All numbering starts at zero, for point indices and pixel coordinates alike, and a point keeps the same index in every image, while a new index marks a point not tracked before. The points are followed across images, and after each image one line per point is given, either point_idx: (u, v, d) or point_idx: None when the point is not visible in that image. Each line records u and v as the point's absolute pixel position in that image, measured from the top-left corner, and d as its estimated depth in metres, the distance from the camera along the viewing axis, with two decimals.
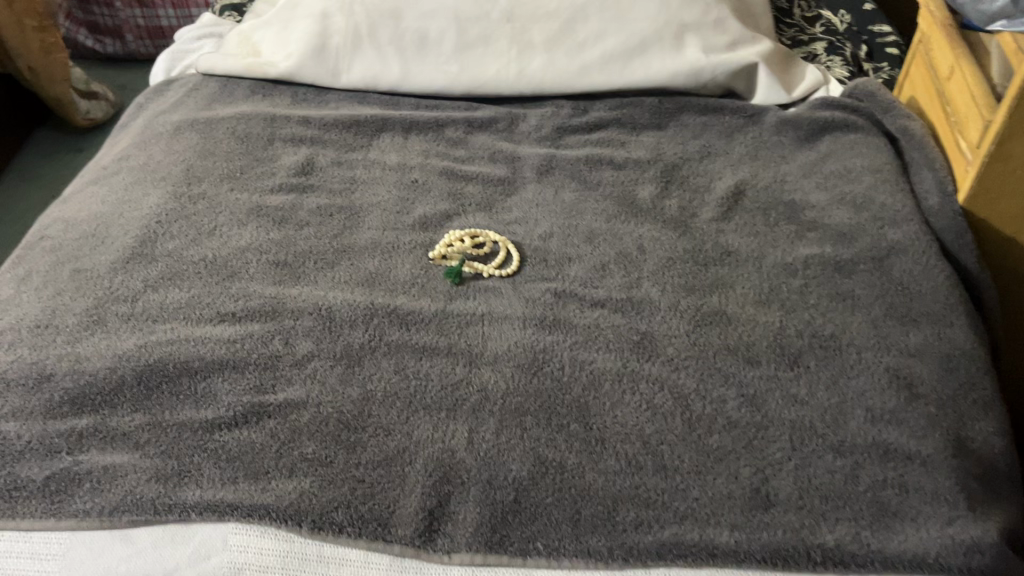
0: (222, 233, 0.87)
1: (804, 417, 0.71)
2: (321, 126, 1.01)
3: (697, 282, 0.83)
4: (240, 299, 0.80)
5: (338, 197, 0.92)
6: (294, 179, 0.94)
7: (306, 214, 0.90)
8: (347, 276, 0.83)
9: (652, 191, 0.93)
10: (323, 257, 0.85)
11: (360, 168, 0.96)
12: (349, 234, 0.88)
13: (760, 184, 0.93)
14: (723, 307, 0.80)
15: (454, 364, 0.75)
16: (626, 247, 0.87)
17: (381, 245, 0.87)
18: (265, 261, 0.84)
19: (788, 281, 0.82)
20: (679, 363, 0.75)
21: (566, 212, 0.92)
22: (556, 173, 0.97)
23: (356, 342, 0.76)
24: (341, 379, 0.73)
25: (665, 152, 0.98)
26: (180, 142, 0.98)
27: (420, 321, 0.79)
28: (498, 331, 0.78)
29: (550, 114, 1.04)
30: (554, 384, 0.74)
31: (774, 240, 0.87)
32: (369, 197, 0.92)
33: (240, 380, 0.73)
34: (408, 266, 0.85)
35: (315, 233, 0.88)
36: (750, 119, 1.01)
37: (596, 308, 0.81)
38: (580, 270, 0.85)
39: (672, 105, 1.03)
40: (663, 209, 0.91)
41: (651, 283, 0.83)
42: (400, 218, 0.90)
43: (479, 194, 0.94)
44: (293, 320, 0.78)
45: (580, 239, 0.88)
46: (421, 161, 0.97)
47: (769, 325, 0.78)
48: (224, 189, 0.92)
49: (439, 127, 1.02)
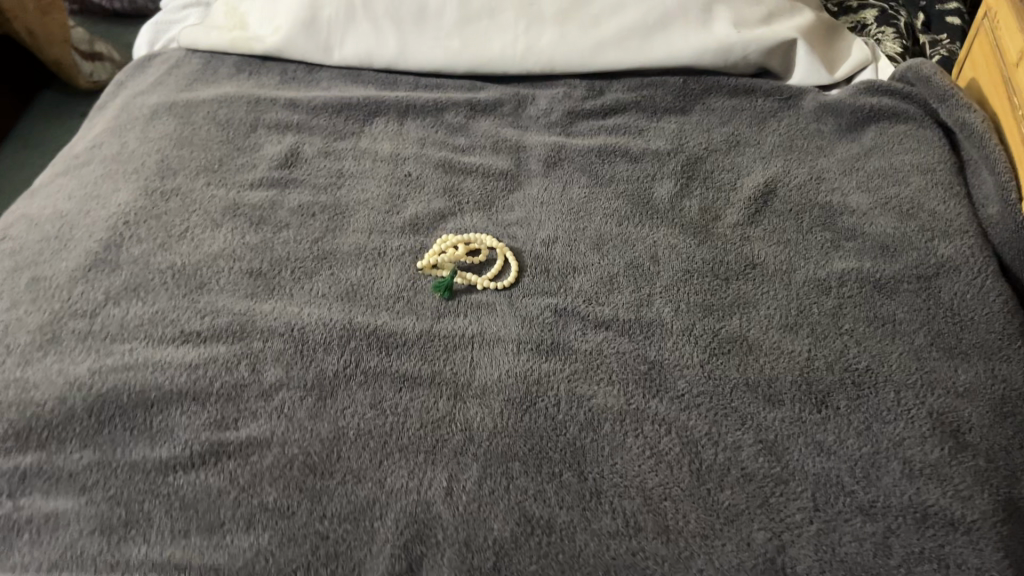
0: (194, 236, 0.79)
1: (831, 470, 0.62)
2: (309, 109, 0.92)
3: (716, 301, 0.73)
4: (207, 315, 0.72)
5: (323, 194, 0.84)
6: (276, 173, 0.86)
7: (286, 214, 0.82)
8: (326, 289, 0.75)
9: (671, 189, 0.83)
10: (301, 266, 0.77)
11: (349, 158, 0.87)
12: (332, 237, 0.80)
13: (793, 182, 0.83)
14: (744, 332, 0.71)
15: (437, 397, 0.67)
16: (637, 256, 0.78)
17: (365, 251, 0.78)
18: (238, 271, 0.76)
19: (820, 301, 0.73)
20: (690, 401, 0.66)
21: (574, 213, 0.83)
22: (564, 165, 0.87)
23: (329, 369, 0.69)
24: (310, 414, 0.66)
25: (688, 143, 0.88)
26: (156, 130, 0.90)
27: (403, 344, 0.71)
28: (488, 357, 0.70)
29: (560, 96, 0.93)
30: (547, 423, 0.66)
31: (806, 251, 0.77)
32: (356, 194, 0.84)
33: (201, 414, 0.66)
34: (394, 277, 0.76)
35: (295, 236, 0.80)
36: (786, 106, 0.90)
37: (599, 330, 0.72)
38: (585, 283, 0.76)
39: (698, 86, 0.92)
40: (682, 210, 0.81)
41: (663, 301, 0.74)
42: (389, 218, 0.82)
43: (477, 190, 0.85)
44: (263, 341, 0.70)
45: (587, 245, 0.79)
46: (417, 152, 0.88)
47: (795, 356, 0.69)
48: (200, 184, 0.85)
49: (438, 110, 0.92)
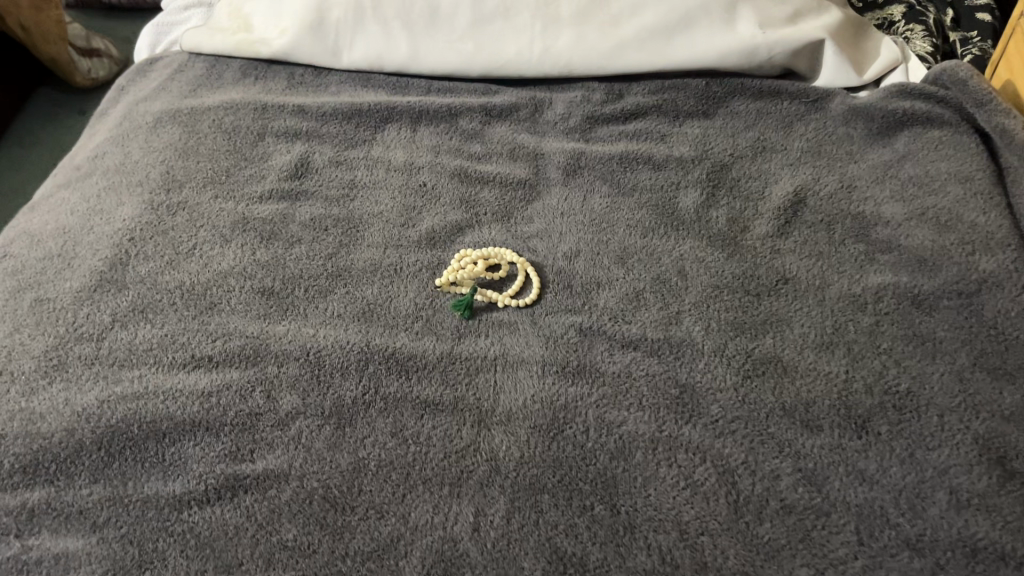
0: (202, 253, 0.77)
1: (874, 501, 0.59)
2: (318, 116, 0.89)
3: (748, 318, 0.70)
4: (219, 338, 0.70)
5: (335, 207, 0.81)
6: (286, 185, 0.83)
7: (298, 228, 0.79)
8: (341, 309, 0.72)
9: (697, 198, 0.80)
10: (315, 284, 0.74)
11: (362, 168, 0.84)
12: (346, 253, 0.77)
13: (823, 191, 0.80)
14: (778, 352, 0.68)
15: (461, 425, 0.65)
16: (664, 271, 0.75)
17: (381, 267, 0.76)
18: (249, 290, 0.74)
19: (856, 318, 0.70)
20: (724, 428, 0.64)
21: (596, 224, 0.79)
22: (585, 173, 0.84)
23: (348, 396, 0.66)
24: (329, 444, 0.63)
25: (712, 149, 0.85)
26: (160, 139, 0.87)
27: (423, 368, 0.68)
28: (512, 381, 0.67)
29: (578, 100, 0.90)
30: (576, 452, 0.63)
31: (840, 264, 0.74)
32: (369, 207, 0.81)
33: (215, 445, 0.63)
34: (412, 296, 0.74)
35: (307, 252, 0.77)
36: (813, 109, 0.87)
37: (627, 351, 0.69)
38: (611, 300, 0.73)
39: (722, 89, 0.89)
40: (709, 221, 0.78)
41: (693, 319, 0.71)
42: (404, 232, 0.79)
43: (495, 201, 0.82)
44: (278, 366, 0.68)
45: (611, 259, 0.76)
46: (431, 160, 0.85)
47: (832, 378, 0.66)
48: (207, 197, 0.81)
49: (452, 116, 0.89)
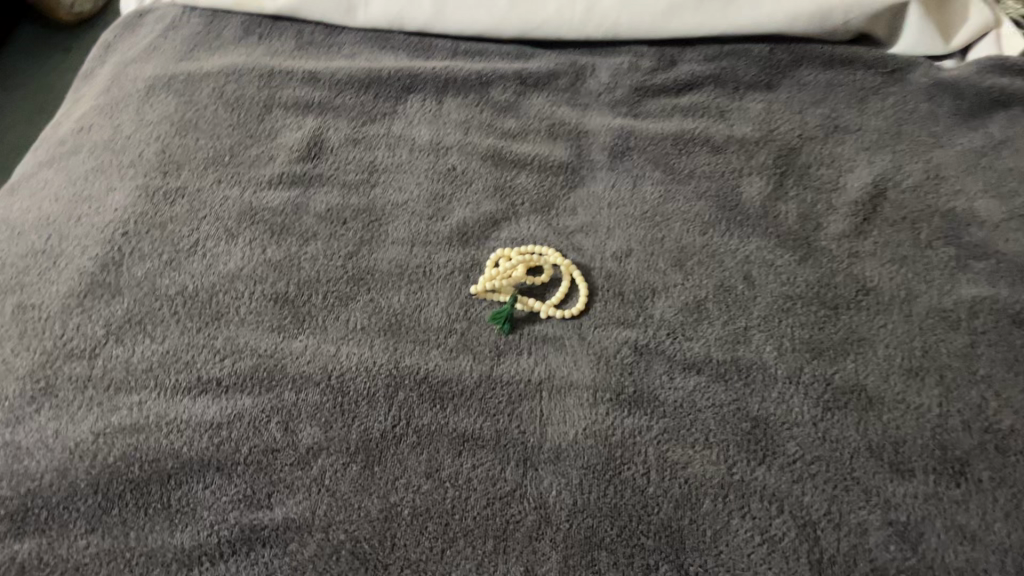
0: (205, 250, 0.68)
1: (977, 563, 0.52)
2: (332, 85, 0.79)
3: (825, 338, 0.62)
4: (228, 357, 0.62)
5: (354, 195, 0.72)
6: (298, 168, 0.73)
7: (313, 220, 0.70)
8: (364, 321, 0.64)
9: (763, 189, 0.71)
10: (334, 290, 0.66)
11: (383, 148, 0.75)
12: (367, 252, 0.68)
13: (906, 181, 0.70)
14: (861, 379, 0.60)
15: (505, 464, 0.57)
16: (728, 276, 0.66)
17: (409, 270, 0.67)
18: (259, 297, 0.65)
19: (949, 338, 0.62)
20: (802, 470, 0.56)
21: (648, 217, 0.70)
22: (634, 155, 0.74)
23: (376, 429, 0.58)
24: (356, 486, 0.56)
25: (778, 128, 0.75)
26: (153, 112, 0.77)
27: (460, 395, 0.60)
28: (560, 410, 0.60)
29: (625, 68, 0.80)
30: (636, 498, 0.56)
31: (928, 272, 0.65)
32: (392, 196, 0.72)
33: (227, 489, 0.56)
34: (444, 305, 0.65)
35: (324, 250, 0.68)
36: (892, 81, 0.77)
37: (690, 375, 0.61)
38: (668, 311, 0.65)
39: (787, 57, 0.79)
40: (777, 217, 0.69)
41: (763, 336, 0.63)
42: (432, 227, 0.70)
43: (534, 189, 0.73)
44: (295, 393, 0.60)
45: (667, 261, 0.68)
46: (461, 139, 0.76)
47: (924, 412, 0.58)
48: (209, 182, 0.72)
49: (483, 85, 0.79)
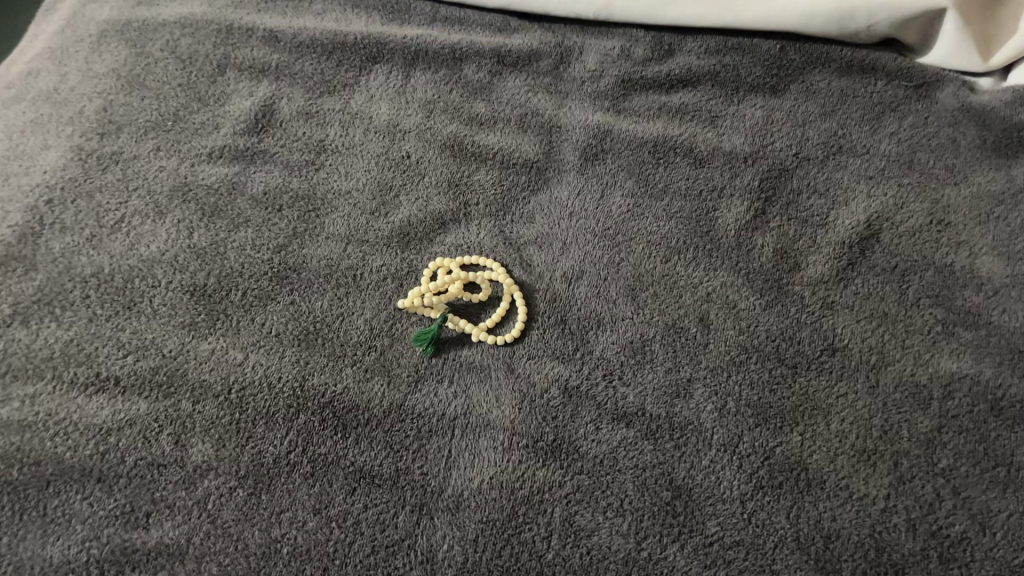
0: (130, 229, 0.64)
1: None
2: (293, 49, 0.74)
3: (774, 402, 0.56)
4: (132, 354, 0.58)
5: (296, 178, 0.67)
6: (241, 141, 0.69)
7: (247, 204, 0.65)
8: (281, 326, 0.60)
9: (741, 216, 0.64)
10: (255, 287, 0.61)
11: (337, 126, 0.70)
12: (298, 246, 0.63)
13: (905, 224, 0.62)
14: (805, 456, 0.54)
15: (398, 509, 0.53)
16: (683, 316, 0.60)
17: (338, 271, 0.62)
18: (176, 287, 0.61)
19: (914, 419, 0.55)
20: (720, 555, 0.51)
21: (609, 235, 0.64)
22: (606, 160, 0.67)
23: (270, 453, 0.55)
24: (239, 515, 0.53)
25: (772, 145, 0.67)
26: (102, 63, 0.73)
27: (365, 425, 0.56)
28: (470, 453, 0.55)
29: (615, 56, 0.73)
30: (531, 564, 0.51)
31: (908, 337, 0.58)
32: (336, 183, 0.66)
33: (105, 502, 0.53)
34: (368, 316, 0.60)
35: (253, 239, 0.63)
36: (913, 98, 0.68)
37: (617, 427, 0.56)
38: (609, 349, 0.59)
39: (799, 59, 0.71)
40: (751, 251, 0.62)
41: (706, 392, 0.57)
42: (373, 223, 0.64)
43: (490, 188, 0.66)
44: (192, 404, 0.56)
45: (619, 290, 0.61)
46: (421, 123, 0.70)
47: (866, 504, 0.52)
48: (147, 150, 0.68)
49: (456, 61, 0.74)
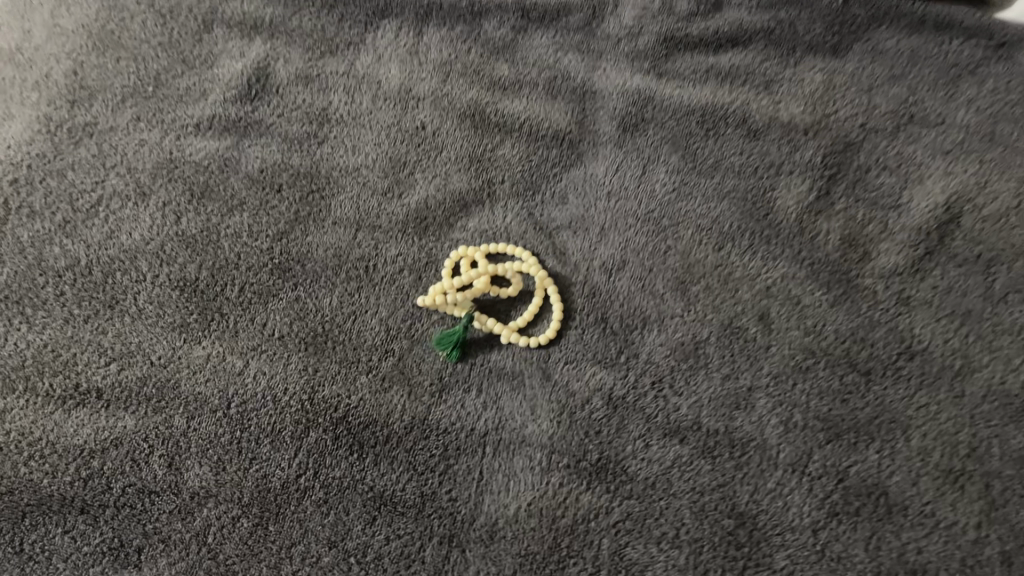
0: (108, 213, 0.56)
1: None
2: (288, 2, 0.67)
3: (846, 415, 0.50)
4: (115, 361, 0.51)
5: (296, 153, 0.59)
6: (233, 110, 0.61)
7: (241, 184, 0.57)
8: (284, 328, 0.52)
9: (803, 197, 0.56)
10: (254, 282, 0.54)
11: (341, 92, 0.62)
12: (301, 233, 0.56)
13: (989, 205, 0.55)
14: (884, 477, 0.48)
15: (424, 542, 0.47)
16: (740, 313, 0.53)
17: (347, 263, 0.55)
18: (163, 282, 0.54)
19: (1006, 434, 0.48)
20: None
21: (653, 218, 0.57)
22: (648, 131, 0.60)
23: (276, 478, 0.48)
24: (243, 550, 0.46)
25: (836, 113, 0.59)
26: (71, 19, 0.66)
27: (384, 443, 0.49)
28: (503, 475, 0.49)
29: (655, 9, 0.65)
30: None
31: (995, 338, 0.51)
32: (342, 160, 0.59)
33: (90, 537, 0.46)
34: (383, 315, 0.53)
35: (250, 225, 0.56)
36: (993, 60, 0.60)
37: (670, 444, 0.50)
38: (657, 352, 0.52)
39: (863, 14, 0.63)
40: (815, 238, 0.55)
41: (769, 403, 0.50)
42: (385, 206, 0.57)
43: (516, 164, 0.59)
44: (187, 420, 0.49)
45: (667, 283, 0.54)
46: (436, 88, 0.62)
47: (956, 534, 0.46)
48: (125, 121, 0.60)
49: (474, 16, 0.66)
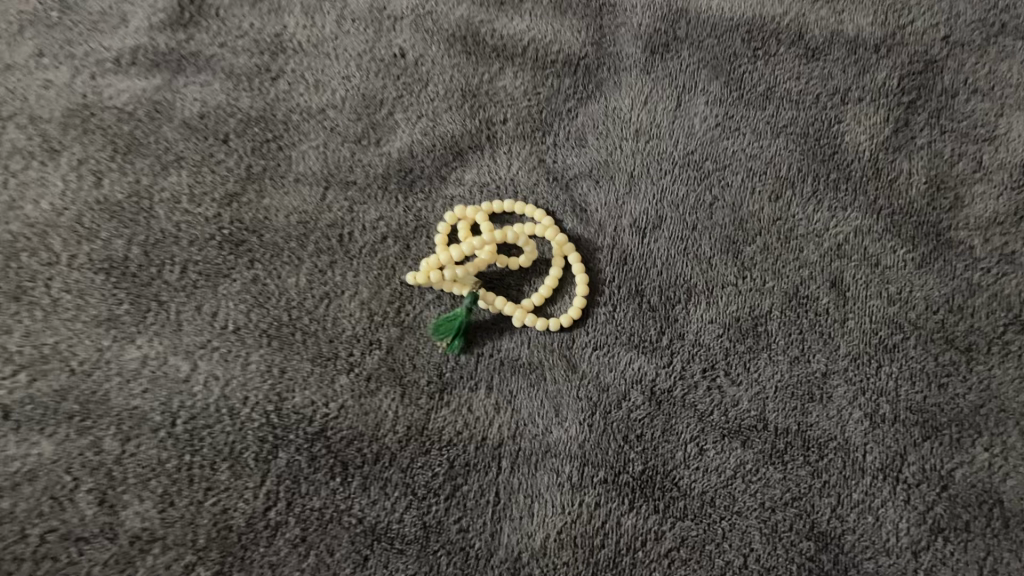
0: (6, 174, 0.44)
1: None
2: None
3: (945, 404, 0.40)
4: (24, 368, 0.39)
5: (245, 91, 0.47)
6: (161, 39, 0.49)
7: (177, 134, 0.46)
8: (240, 318, 0.42)
9: (875, 131, 0.46)
10: (198, 259, 0.43)
11: (299, 13, 0.50)
12: (255, 194, 0.44)
13: None
14: (996, 482, 0.39)
15: None
16: (807, 279, 0.43)
17: (315, 232, 0.44)
18: (82, 263, 0.42)
19: None
20: None
21: (693, 162, 0.46)
22: (681, 52, 0.49)
23: (240, 513, 0.38)
24: None
25: (910, 25, 0.49)
26: None
27: (374, 461, 0.39)
28: (525, 497, 0.39)
29: None
30: None
31: None
32: (302, 99, 0.47)
33: None
34: (364, 297, 0.42)
35: (190, 187, 0.44)
36: None
37: (729, 449, 0.40)
38: (707, 331, 0.42)
39: None
40: (894, 181, 0.45)
41: (849, 392, 0.41)
42: (360, 156, 0.46)
43: (521, 99, 0.48)
44: (122, 443, 0.38)
45: (715, 243, 0.44)
46: (417, 5, 0.51)
47: None
48: (24, 57, 0.47)
49: None
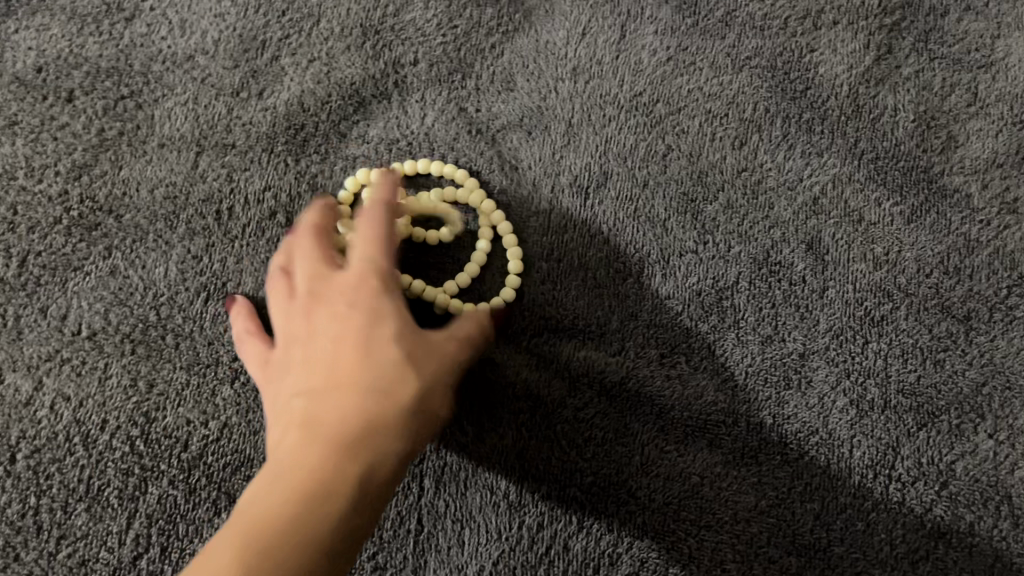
0: None
1: None
2: None
3: (942, 384, 0.35)
4: None
5: (94, 36, 0.38)
6: None
7: (10, 94, 0.37)
8: (94, 321, 0.34)
9: (855, 61, 0.39)
10: (41, 249, 0.35)
11: None
12: (110, 165, 0.36)
13: None
14: (1003, 475, 0.34)
15: None
16: (780, 242, 0.36)
17: (186, 208, 0.36)
18: None
19: None
20: None
21: (643, 105, 0.38)
22: None
23: (103, 565, 0.31)
24: None
25: None
26: None
27: None
28: (452, 522, 0.33)
29: None
30: None
31: None
32: (165, 43, 0.38)
33: None
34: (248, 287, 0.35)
35: (29, 161, 0.36)
36: None
37: (695, 451, 0.34)
38: (664, 309, 0.35)
39: None
40: (877, 121, 0.38)
41: (831, 375, 0.35)
42: (238, 112, 0.37)
43: (434, 33, 0.39)
44: None
45: (671, 202, 0.37)
46: None
47: None
48: None
49: None
